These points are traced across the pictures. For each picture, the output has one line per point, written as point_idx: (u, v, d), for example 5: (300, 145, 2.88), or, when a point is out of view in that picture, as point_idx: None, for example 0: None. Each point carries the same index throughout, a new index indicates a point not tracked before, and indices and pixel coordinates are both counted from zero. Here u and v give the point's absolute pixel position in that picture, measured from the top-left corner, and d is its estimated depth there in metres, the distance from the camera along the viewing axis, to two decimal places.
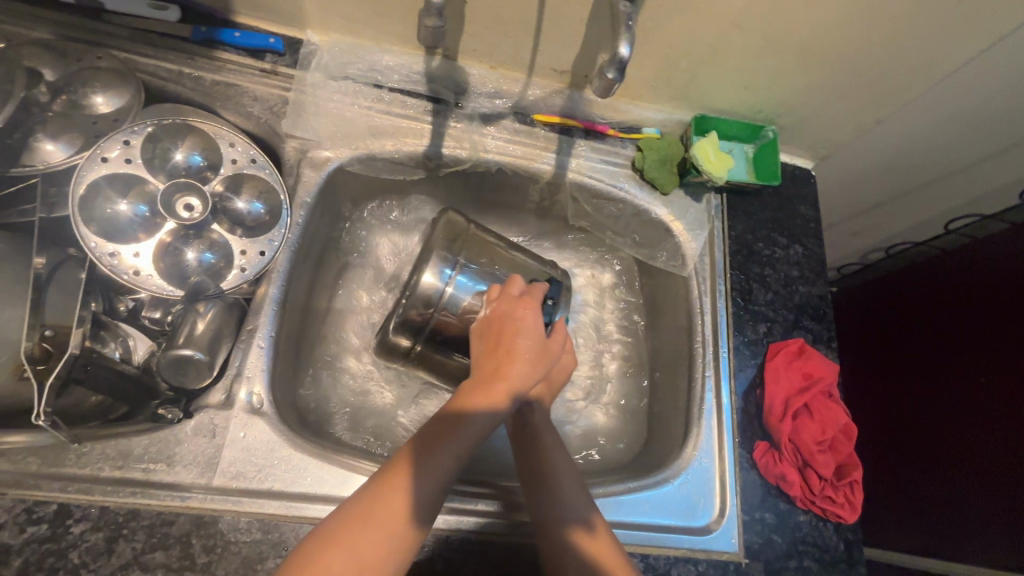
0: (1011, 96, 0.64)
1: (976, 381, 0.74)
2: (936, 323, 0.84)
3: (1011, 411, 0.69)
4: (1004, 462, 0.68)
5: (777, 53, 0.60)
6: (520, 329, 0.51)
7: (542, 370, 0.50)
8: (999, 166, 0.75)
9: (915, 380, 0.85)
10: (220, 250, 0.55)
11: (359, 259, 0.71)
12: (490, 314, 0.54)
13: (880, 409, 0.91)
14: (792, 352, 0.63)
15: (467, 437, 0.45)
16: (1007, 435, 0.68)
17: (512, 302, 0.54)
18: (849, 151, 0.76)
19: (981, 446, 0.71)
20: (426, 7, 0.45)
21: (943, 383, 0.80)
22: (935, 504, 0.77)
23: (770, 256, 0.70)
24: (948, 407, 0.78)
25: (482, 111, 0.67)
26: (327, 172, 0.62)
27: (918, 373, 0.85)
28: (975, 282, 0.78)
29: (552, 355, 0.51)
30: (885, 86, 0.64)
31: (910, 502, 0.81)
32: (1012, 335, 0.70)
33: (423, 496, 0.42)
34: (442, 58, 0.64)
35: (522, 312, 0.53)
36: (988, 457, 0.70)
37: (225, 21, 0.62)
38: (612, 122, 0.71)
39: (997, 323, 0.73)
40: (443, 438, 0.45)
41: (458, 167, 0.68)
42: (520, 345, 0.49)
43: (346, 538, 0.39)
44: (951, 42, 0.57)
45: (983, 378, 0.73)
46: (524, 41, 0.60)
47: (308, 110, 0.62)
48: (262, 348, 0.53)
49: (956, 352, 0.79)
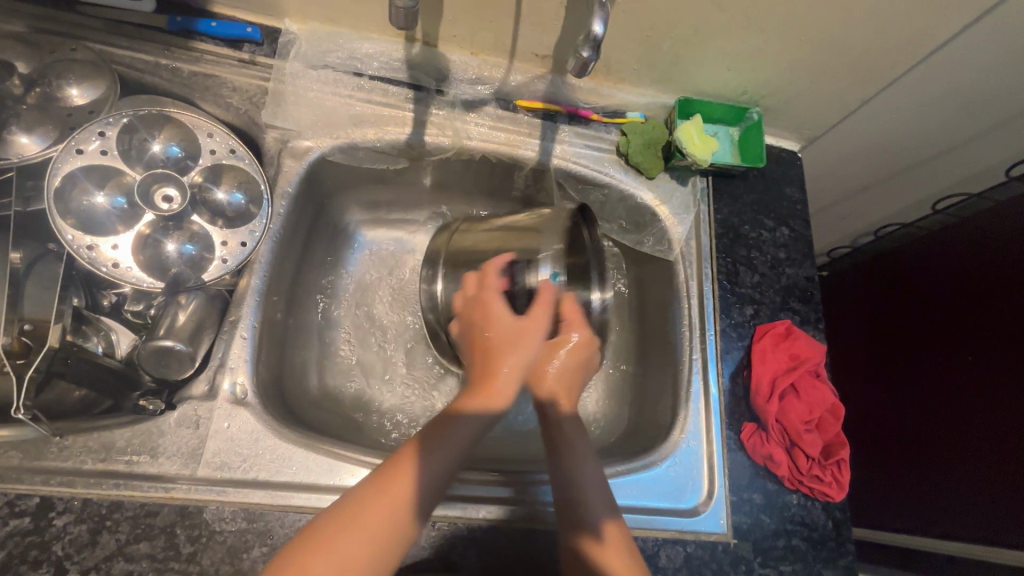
0: (995, 74, 0.63)
1: (964, 359, 0.74)
2: (925, 303, 0.83)
3: (999, 391, 0.69)
4: (995, 439, 0.68)
5: (759, 33, 0.59)
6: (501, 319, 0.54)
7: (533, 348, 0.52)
8: (987, 145, 0.75)
9: (904, 360, 0.85)
10: (201, 241, 0.55)
11: (360, 258, 0.74)
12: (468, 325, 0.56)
13: (869, 389, 0.92)
14: (780, 333, 0.63)
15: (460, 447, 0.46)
16: (996, 415, 0.68)
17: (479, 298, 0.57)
18: (836, 133, 0.76)
19: (969, 425, 0.72)
20: None
21: (932, 364, 0.80)
22: (919, 483, 0.78)
23: (757, 238, 0.70)
24: (934, 388, 0.79)
25: (464, 97, 0.67)
26: (309, 161, 0.62)
27: (906, 351, 0.85)
28: (962, 263, 0.78)
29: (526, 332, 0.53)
30: (869, 64, 0.63)
31: (897, 483, 0.82)
32: (997, 318, 0.71)
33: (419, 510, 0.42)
34: (422, 45, 0.64)
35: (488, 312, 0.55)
36: (978, 435, 0.70)
37: (201, 11, 0.61)
38: (596, 106, 0.70)
39: (983, 306, 0.73)
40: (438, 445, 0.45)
41: (441, 155, 0.67)
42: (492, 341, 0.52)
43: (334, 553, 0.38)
44: (933, 19, 0.56)
45: (972, 356, 0.73)
46: (504, 25, 0.60)
47: (288, 99, 0.62)
48: (246, 338, 0.53)
49: (944, 333, 0.79)
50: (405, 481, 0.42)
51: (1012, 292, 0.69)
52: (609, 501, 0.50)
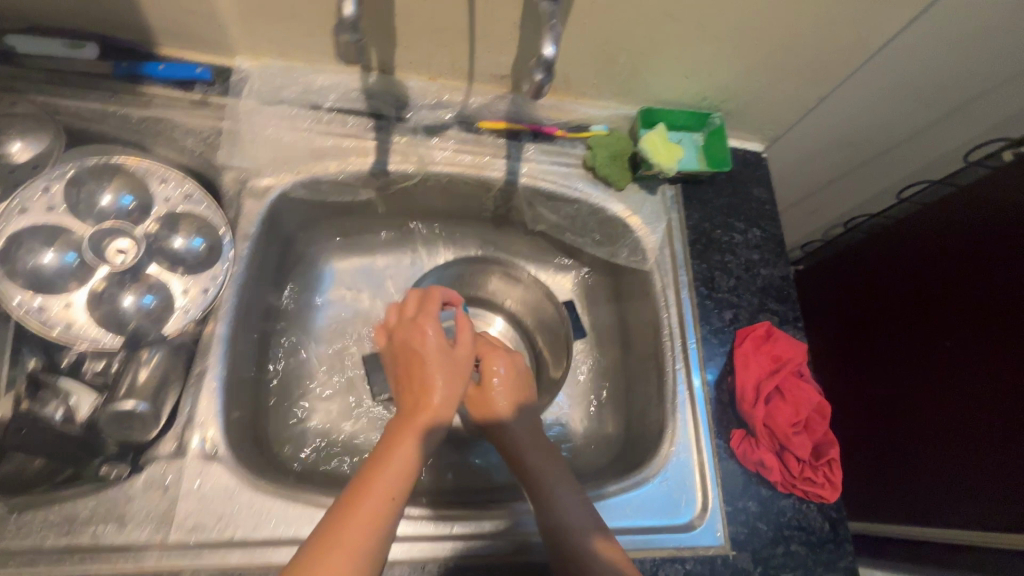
0: (946, 63, 0.65)
1: (942, 344, 0.75)
2: (905, 290, 0.83)
3: (980, 374, 0.69)
4: (978, 424, 0.69)
5: (714, 40, 0.60)
6: (423, 355, 0.48)
7: (461, 384, 0.49)
8: (945, 131, 0.76)
9: (889, 349, 0.85)
10: (160, 292, 0.52)
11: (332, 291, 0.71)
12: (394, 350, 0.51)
13: (856, 378, 0.92)
14: (759, 336, 0.64)
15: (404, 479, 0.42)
16: (977, 399, 0.69)
17: (405, 323, 0.52)
18: (797, 131, 0.77)
19: (963, 410, 0.71)
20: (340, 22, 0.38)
21: (918, 350, 0.79)
22: (917, 472, 0.77)
23: (730, 242, 0.70)
24: (915, 375, 0.79)
25: (425, 122, 0.66)
26: (270, 200, 0.60)
27: (890, 339, 0.85)
28: (937, 247, 0.78)
29: (459, 359, 0.50)
30: (823, 63, 0.64)
31: (894, 472, 0.81)
32: (982, 297, 0.70)
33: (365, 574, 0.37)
34: (379, 73, 0.63)
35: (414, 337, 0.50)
36: (963, 421, 0.71)
37: (147, 55, 0.60)
38: (559, 122, 0.70)
39: (965, 288, 0.73)
40: (382, 481, 0.41)
41: (406, 182, 0.67)
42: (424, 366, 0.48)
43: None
44: (882, 15, 0.57)
45: (949, 341, 0.74)
46: (459, 48, 0.60)
47: (244, 138, 0.61)
48: (214, 389, 0.51)
49: (926, 317, 0.78)
50: (355, 527, 0.38)
51: (986, 275, 0.70)
52: (595, 519, 0.50)
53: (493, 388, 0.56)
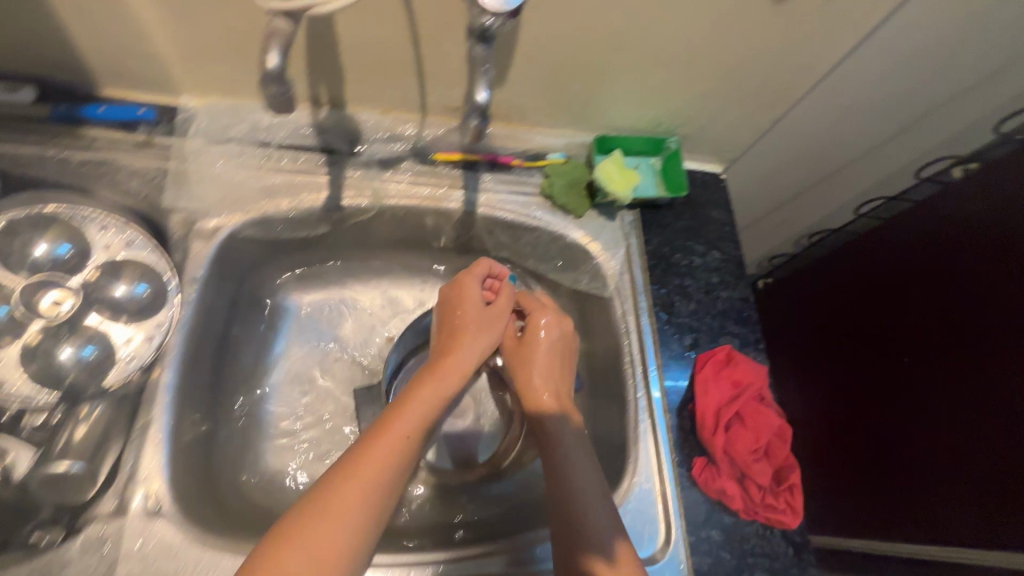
0: (890, 83, 0.66)
1: (902, 361, 0.76)
2: (880, 308, 0.82)
3: (940, 390, 0.70)
4: (940, 439, 0.69)
5: (663, 69, 0.60)
6: (466, 312, 0.58)
7: (488, 339, 0.58)
8: (897, 147, 0.78)
9: (864, 368, 0.83)
10: (101, 341, 0.52)
11: (289, 326, 0.69)
12: (448, 308, 0.60)
13: (834, 398, 0.88)
14: (720, 360, 0.63)
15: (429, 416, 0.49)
16: (938, 414, 0.70)
17: (451, 289, 0.61)
18: (753, 153, 0.78)
19: (941, 431, 0.69)
20: (265, 73, 0.37)
21: (894, 369, 0.77)
22: (899, 496, 0.75)
23: (690, 266, 0.70)
24: (879, 391, 0.80)
25: (379, 156, 0.65)
26: (219, 241, 0.59)
27: (864, 357, 0.83)
28: (910, 264, 0.77)
29: (495, 318, 0.60)
30: (771, 88, 0.65)
31: (878, 495, 0.78)
32: (957, 315, 0.69)
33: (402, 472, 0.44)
34: (329, 108, 0.63)
35: (461, 298, 0.59)
36: (926, 436, 0.71)
37: (88, 96, 0.59)
38: (515, 151, 0.70)
39: (939, 305, 0.71)
40: (411, 411, 0.48)
41: (362, 216, 0.66)
42: (465, 322, 0.58)
43: (331, 510, 0.39)
44: (824, 42, 0.58)
45: (908, 357, 0.75)
46: (408, 83, 0.60)
47: (191, 178, 0.60)
48: (160, 440, 0.50)
49: (900, 336, 0.77)
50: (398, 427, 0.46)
51: (944, 290, 0.71)
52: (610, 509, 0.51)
53: (538, 341, 0.61)
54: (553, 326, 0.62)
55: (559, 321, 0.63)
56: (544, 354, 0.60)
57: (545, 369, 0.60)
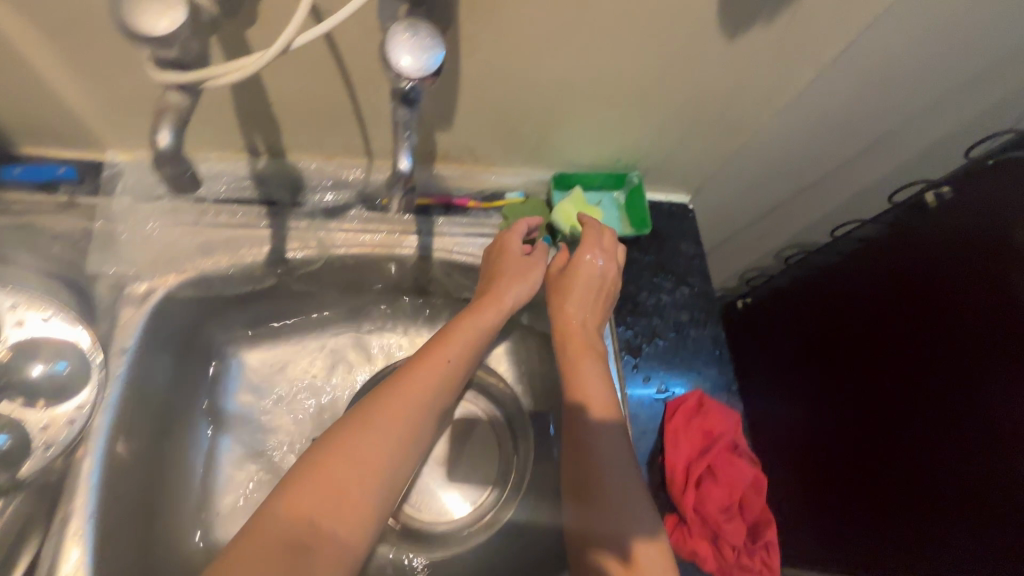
0: (852, 108, 0.64)
1: (885, 381, 0.74)
2: (874, 327, 0.77)
3: (927, 405, 0.67)
4: (933, 449, 0.65)
5: (616, 107, 0.58)
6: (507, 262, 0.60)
7: (526, 286, 0.59)
8: (873, 161, 0.77)
9: (857, 391, 0.79)
10: (16, 431, 0.49)
11: (239, 384, 0.64)
12: (493, 261, 0.61)
13: (827, 421, 0.85)
14: (691, 408, 0.60)
15: (457, 358, 0.54)
16: (925, 427, 0.67)
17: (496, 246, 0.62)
18: (720, 182, 0.75)
19: (930, 458, 0.65)
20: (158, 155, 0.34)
21: (885, 394, 0.74)
22: (899, 514, 0.69)
23: (657, 305, 0.67)
24: (863, 412, 0.77)
25: (324, 206, 0.61)
26: (151, 305, 0.55)
27: (857, 380, 0.79)
28: (899, 286, 0.74)
29: (533, 270, 0.60)
30: (732, 122, 0.62)
31: (876, 515, 0.73)
32: (938, 332, 0.67)
33: (435, 394, 0.52)
34: (269, 157, 0.60)
35: (504, 252, 0.60)
36: (916, 446, 0.68)
37: (8, 157, 0.55)
38: (472, 193, 0.67)
39: (930, 330, 0.68)
40: (451, 342, 0.54)
41: (309, 267, 0.61)
42: (504, 275, 0.59)
43: (373, 426, 0.47)
44: (781, 76, 0.56)
45: (891, 376, 0.73)
46: (349, 130, 0.57)
47: (120, 239, 0.56)
48: (83, 532, 0.46)
49: (892, 360, 0.73)
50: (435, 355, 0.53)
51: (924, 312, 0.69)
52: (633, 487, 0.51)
53: (580, 279, 0.59)
54: (594, 265, 0.60)
55: (606, 259, 0.60)
56: (586, 293, 0.59)
57: (584, 308, 0.59)
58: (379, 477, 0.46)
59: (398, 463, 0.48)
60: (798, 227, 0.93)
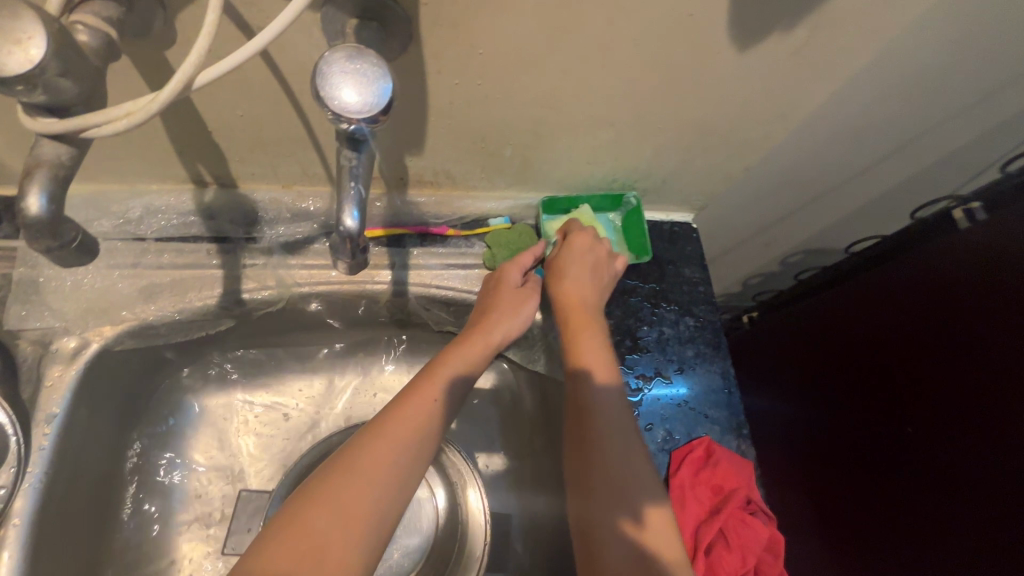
0: (877, 115, 0.56)
1: (904, 400, 0.69)
2: (888, 350, 0.72)
3: (955, 414, 0.62)
4: (977, 461, 0.60)
5: (608, 126, 0.51)
6: (501, 283, 0.54)
7: (525, 314, 0.53)
8: (893, 167, 0.70)
9: (870, 415, 0.74)
10: None
11: (196, 441, 0.57)
12: (488, 286, 0.55)
13: (841, 448, 0.79)
14: (698, 459, 0.54)
15: (457, 384, 0.46)
16: (963, 437, 0.61)
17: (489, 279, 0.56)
18: (725, 198, 0.67)
19: (975, 462, 0.60)
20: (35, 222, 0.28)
21: (901, 410, 0.69)
22: (945, 533, 0.63)
23: (659, 339, 0.60)
24: (885, 436, 0.71)
25: (283, 240, 0.54)
26: (83, 363, 0.48)
27: (870, 405, 0.74)
28: (907, 301, 0.70)
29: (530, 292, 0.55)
30: (742, 136, 0.55)
31: (919, 540, 0.66)
32: (952, 342, 0.63)
33: (431, 435, 0.43)
34: (217, 188, 0.53)
35: (501, 274, 0.54)
36: (954, 460, 0.62)
37: None
38: (450, 220, 0.59)
39: (941, 335, 0.65)
40: (444, 371, 0.46)
41: (270, 308, 0.54)
42: (500, 297, 0.53)
43: (360, 469, 0.38)
44: (799, 87, 0.49)
45: (910, 394, 0.68)
46: (305, 156, 0.50)
47: (47, 289, 0.49)
48: None
49: (905, 378, 0.69)
50: (427, 385, 0.44)
51: (941, 327, 0.65)
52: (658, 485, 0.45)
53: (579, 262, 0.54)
54: (592, 248, 0.56)
55: (597, 243, 0.56)
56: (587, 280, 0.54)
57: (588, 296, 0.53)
58: (366, 538, 0.36)
59: (388, 515, 0.38)
60: (809, 237, 0.86)
